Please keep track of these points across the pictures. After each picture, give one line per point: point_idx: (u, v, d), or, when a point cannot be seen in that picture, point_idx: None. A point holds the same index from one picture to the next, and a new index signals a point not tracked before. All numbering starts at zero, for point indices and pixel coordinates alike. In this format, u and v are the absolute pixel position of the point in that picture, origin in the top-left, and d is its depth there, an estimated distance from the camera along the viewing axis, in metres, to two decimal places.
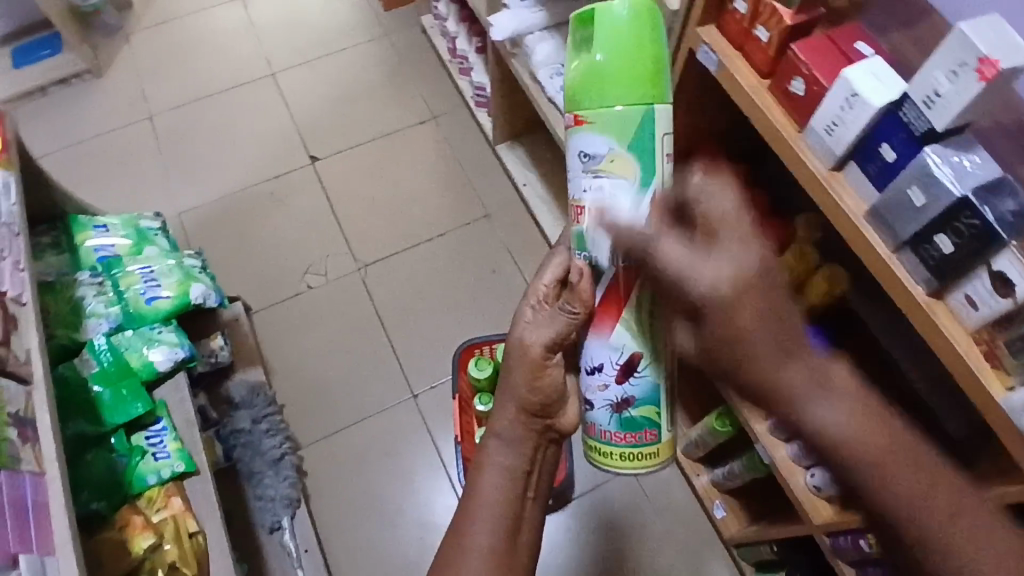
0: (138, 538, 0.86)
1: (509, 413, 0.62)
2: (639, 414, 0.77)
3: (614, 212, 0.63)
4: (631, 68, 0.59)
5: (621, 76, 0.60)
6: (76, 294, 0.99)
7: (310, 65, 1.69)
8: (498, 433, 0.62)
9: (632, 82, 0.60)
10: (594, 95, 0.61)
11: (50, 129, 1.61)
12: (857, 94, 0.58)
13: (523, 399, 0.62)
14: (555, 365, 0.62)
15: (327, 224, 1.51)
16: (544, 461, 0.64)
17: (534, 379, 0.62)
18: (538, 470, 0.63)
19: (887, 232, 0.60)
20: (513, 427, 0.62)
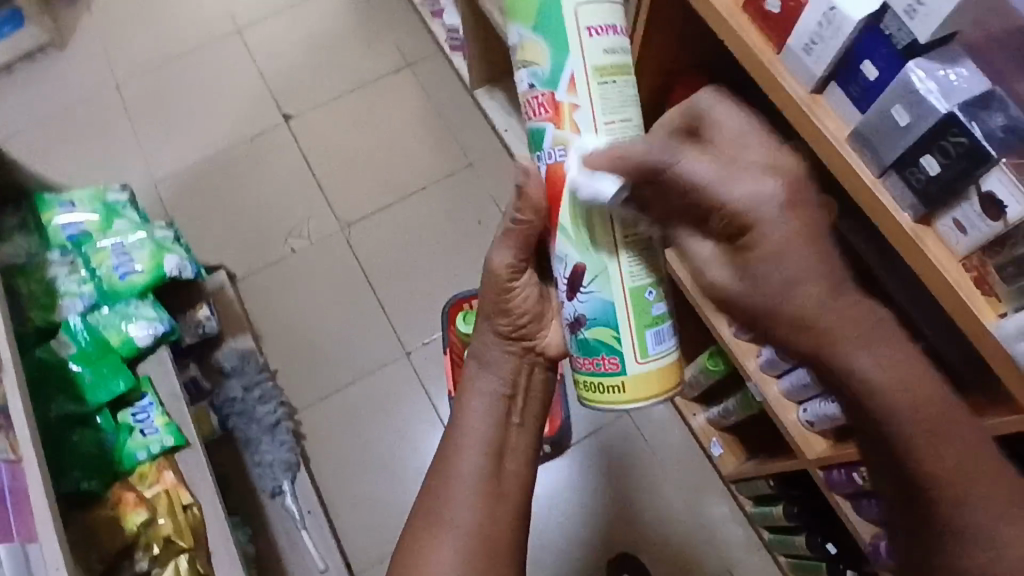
0: (131, 514, 0.86)
1: (486, 337, 0.69)
2: (591, 336, 0.61)
3: (544, 99, 0.58)
4: None
5: None
6: (48, 274, 0.97)
7: (276, 18, 1.62)
8: (482, 358, 0.68)
9: None
10: None
11: (13, 104, 1.56)
12: (836, 8, 0.53)
13: (494, 317, 0.67)
14: (524, 281, 0.65)
15: (306, 185, 1.47)
16: (532, 387, 0.69)
17: (501, 302, 0.66)
18: (522, 394, 0.68)
19: (870, 156, 0.57)
20: (494, 350, 0.68)
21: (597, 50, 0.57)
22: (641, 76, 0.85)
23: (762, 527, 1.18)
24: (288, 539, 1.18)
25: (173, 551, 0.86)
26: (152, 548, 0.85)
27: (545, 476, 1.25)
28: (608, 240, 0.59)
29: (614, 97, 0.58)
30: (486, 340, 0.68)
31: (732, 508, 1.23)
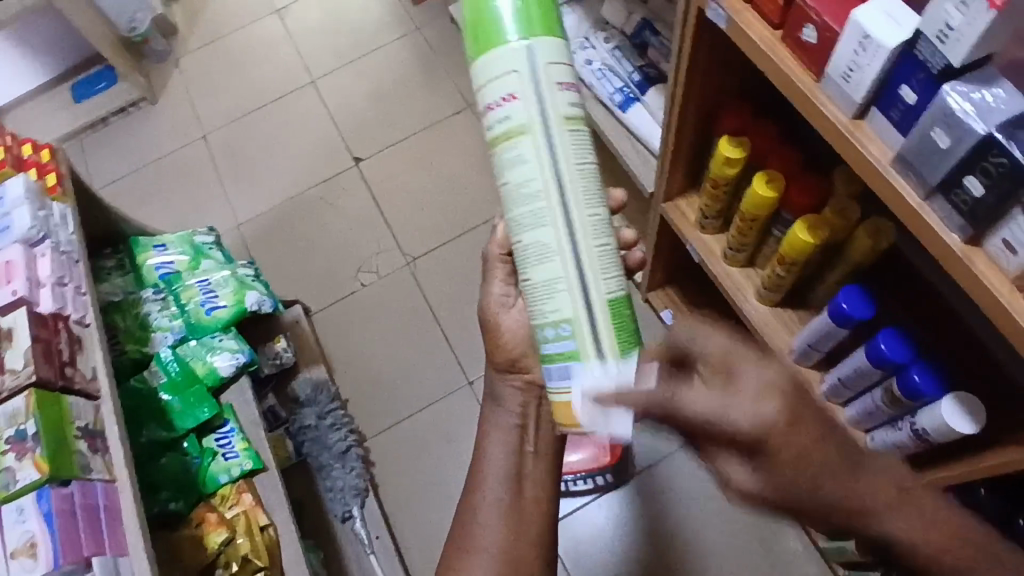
0: (212, 533, 0.92)
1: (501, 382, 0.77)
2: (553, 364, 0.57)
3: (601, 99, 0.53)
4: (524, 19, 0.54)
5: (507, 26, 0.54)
6: (142, 310, 1.05)
7: (347, 68, 1.73)
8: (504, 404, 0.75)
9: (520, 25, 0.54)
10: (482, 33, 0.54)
11: (115, 157, 1.72)
12: (870, 36, 0.55)
13: (494, 356, 0.76)
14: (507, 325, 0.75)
15: (374, 222, 1.55)
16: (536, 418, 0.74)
17: (496, 341, 0.76)
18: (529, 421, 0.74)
19: (914, 179, 0.56)
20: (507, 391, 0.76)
21: (493, 122, 0.55)
22: (688, 108, 0.87)
23: (836, 562, 1.14)
24: (358, 564, 1.21)
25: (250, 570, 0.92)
26: (231, 565, 0.91)
27: (609, 506, 1.25)
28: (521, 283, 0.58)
29: (503, 164, 0.56)
30: (494, 379, 0.76)
31: (803, 542, 1.19)
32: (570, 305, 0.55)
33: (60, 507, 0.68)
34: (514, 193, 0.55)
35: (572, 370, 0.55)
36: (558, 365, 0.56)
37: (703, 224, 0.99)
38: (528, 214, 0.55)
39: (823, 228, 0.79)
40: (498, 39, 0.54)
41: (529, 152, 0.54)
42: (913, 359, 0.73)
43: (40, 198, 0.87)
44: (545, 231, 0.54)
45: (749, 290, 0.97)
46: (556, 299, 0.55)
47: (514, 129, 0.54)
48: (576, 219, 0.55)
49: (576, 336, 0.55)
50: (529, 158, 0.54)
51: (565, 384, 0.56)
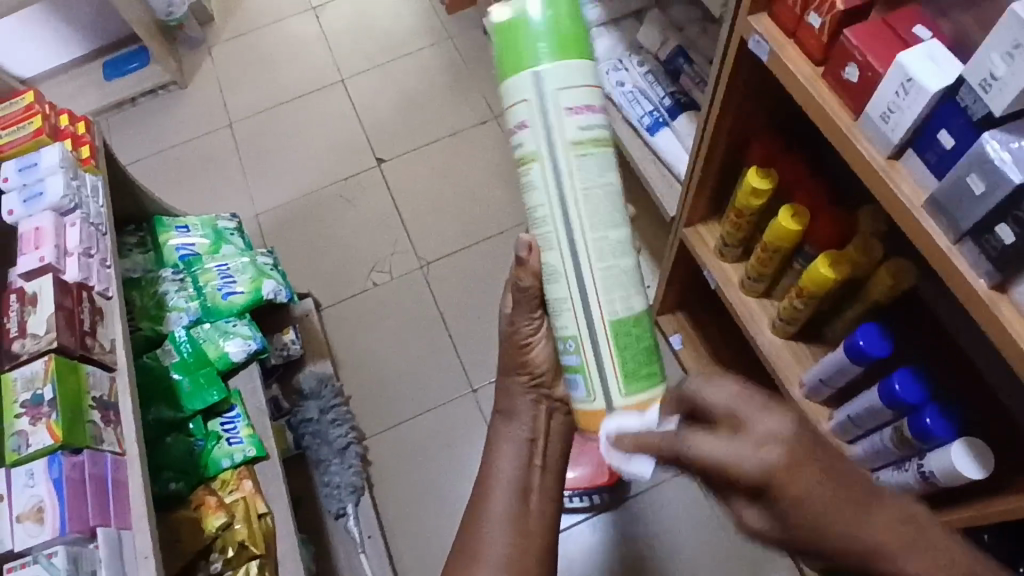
0: (211, 516, 0.92)
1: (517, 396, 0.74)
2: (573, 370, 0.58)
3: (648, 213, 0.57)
4: (556, 41, 0.51)
5: (541, 44, 0.51)
6: (160, 289, 1.06)
7: (376, 70, 1.75)
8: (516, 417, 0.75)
9: (551, 48, 0.51)
10: (512, 54, 0.52)
11: (140, 137, 1.73)
12: (913, 80, 0.56)
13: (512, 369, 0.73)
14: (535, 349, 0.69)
15: (391, 223, 1.56)
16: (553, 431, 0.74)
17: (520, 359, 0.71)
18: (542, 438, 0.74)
19: (945, 222, 0.58)
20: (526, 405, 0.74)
21: (575, 125, 0.52)
22: (720, 136, 0.88)
23: None
24: (347, 561, 1.21)
25: (245, 556, 0.91)
26: (227, 550, 0.91)
27: (603, 526, 1.25)
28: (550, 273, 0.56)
29: (586, 167, 0.53)
30: (511, 393, 0.74)
31: None
32: (575, 325, 0.55)
33: (70, 475, 0.67)
34: (572, 195, 0.53)
35: (578, 382, 0.56)
36: (567, 376, 0.57)
37: (723, 251, 1.00)
38: (579, 223, 0.53)
39: (844, 264, 0.80)
40: (523, 61, 0.52)
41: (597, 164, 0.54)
42: (926, 401, 0.74)
43: (73, 168, 0.88)
44: (593, 251, 0.54)
45: (763, 322, 0.97)
46: (566, 314, 0.55)
47: (601, 140, 0.54)
48: (606, 237, 0.54)
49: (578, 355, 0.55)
50: (600, 172, 0.54)
51: (574, 395, 0.57)
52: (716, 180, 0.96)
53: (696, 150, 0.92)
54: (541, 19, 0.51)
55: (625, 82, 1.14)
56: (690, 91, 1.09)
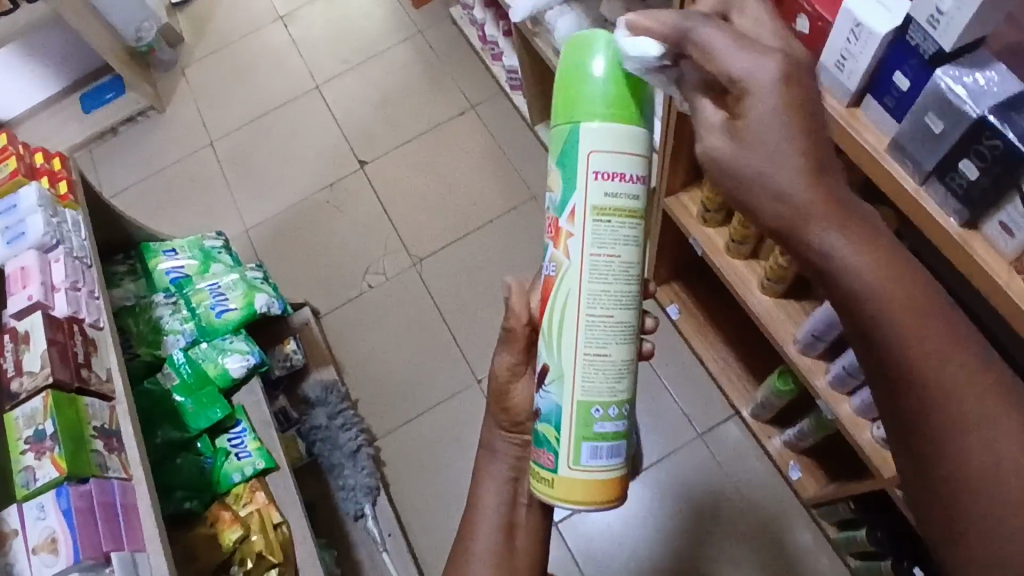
0: (228, 531, 0.93)
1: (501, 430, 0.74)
2: (541, 430, 0.56)
3: (551, 220, 0.54)
4: (610, 105, 0.50)
5: (590, 111, 0.50)
6: (154, 314, 1.07)
7: (350, 73, 1.75)
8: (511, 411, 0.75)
9: (597, 111, 0.50)
10: (568, 95, 0.51)
11: (124, 166, 1.74)
12: (861, 24, 0.56)
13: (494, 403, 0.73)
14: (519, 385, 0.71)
15: (380, 224, 1.56)
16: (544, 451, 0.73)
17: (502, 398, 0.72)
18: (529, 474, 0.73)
19: (911, 165, 0.57)
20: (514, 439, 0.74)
21: None
22: None
23: (847, 553, 1.14)
24: (370, 561, 1.23)
25: (265, 566, 0.93)
26: (246, 562, 0.93)
27: None
28: (579, 351, 0.53)
29: None
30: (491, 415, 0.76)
31: (814, 535, 1.19)
32: (615, 392, 0.54)
33: (78, 505, 0.69)
34: (610, 270, 0.53)
35: (601, 451, 0.54)
36: (595, 444, 0.54)
37: (707, 217, 1.00)
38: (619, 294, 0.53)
39: None
40: (575, 115, 0.51)
41: (636, 233, 0.53)
42: None
43: (52, 205, 0.89)
44: (616, 348, 0.54)
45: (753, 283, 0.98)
46: (608, 383, 0.54)
47: (631, 208, 0.53)
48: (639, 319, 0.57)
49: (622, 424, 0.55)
50: (634, 239, 0.53)
51: (602, 463, 0.54)
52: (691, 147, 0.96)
53: (666, 117, 0.91)
54: (603, 72, 0.50)
55: None
56: None
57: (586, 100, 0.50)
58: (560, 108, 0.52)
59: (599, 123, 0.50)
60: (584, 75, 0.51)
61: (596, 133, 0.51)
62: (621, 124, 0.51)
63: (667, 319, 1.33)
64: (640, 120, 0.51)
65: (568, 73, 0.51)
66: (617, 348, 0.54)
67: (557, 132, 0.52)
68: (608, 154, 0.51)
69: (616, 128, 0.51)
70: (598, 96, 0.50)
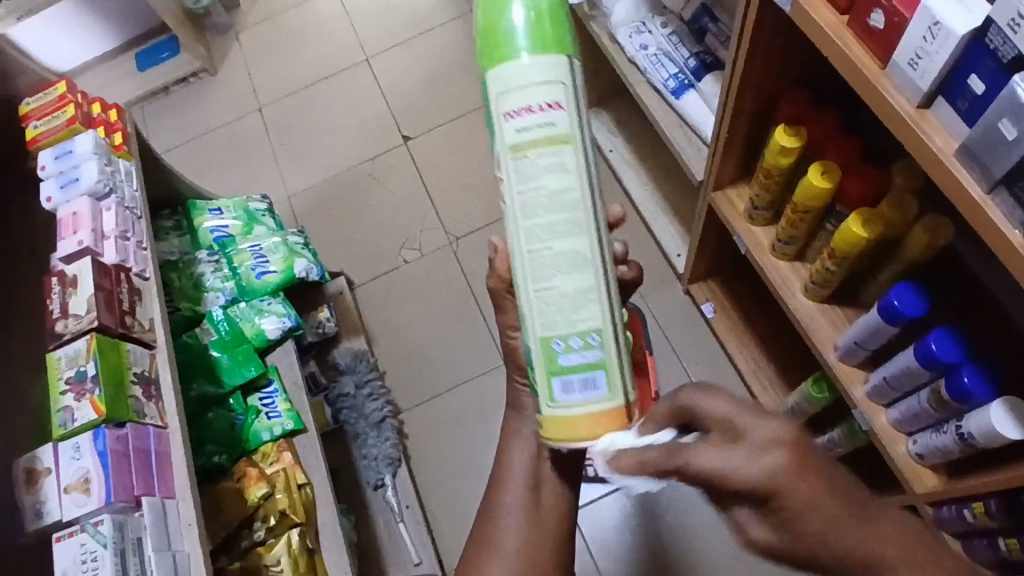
0: (253, 487, 0.95)
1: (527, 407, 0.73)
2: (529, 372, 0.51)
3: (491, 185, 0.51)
4: (538, 37, 0.46)
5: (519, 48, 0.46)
6: (196, 271, 1.09)
7: (399, 48, 1.75)
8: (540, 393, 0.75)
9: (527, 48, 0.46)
10: (493, 38, 0.46)
11: (175, 125, 1.77)
12: (940, 23, 0.54)
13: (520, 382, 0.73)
14: None
15: (420, 201, 1.57)
16: None
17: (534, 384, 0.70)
18: None
19: (979, 172, 0.55)
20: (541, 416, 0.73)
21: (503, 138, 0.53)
22: (747, 94, 0.86)
23: None
24: (387, 531, 1.24)
25: (286, 524, 0.94)
26: (269, 519, 0.94)
27: (636, 495, 1.25)
28: (528, 285, 0.48)
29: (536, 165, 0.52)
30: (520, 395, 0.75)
31: None
32: (598, 316, 0.47)
33: (113, 447, 0.70)
34: (541, 202, 0.47)
35: (593, 384, 0.47)
36: (564, 380, 0.47)
37: (753, 214, 0.99)
38: (561, 221, 0.47)
39: (876, 223, 0.78)
40: (503, 55, 0.46)
41: (574, 160, 0.46)
42: (963, 360, 0.72)
43: (107, 154, 0.91)
44: (575, 275, 0.47)
45: (795, 284, 0.96)
46: (576, 312, 0.47)
47: (556, 139, 0.46)
48: (611, 244, 0.49)
49: (604, 349, 0.47)
50: (572, 165, 0.46)
51: (593, 395, 0.47)
52: (744, 141, 0.94)
53: (722, 109, 0.89)
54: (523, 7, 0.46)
55: (648, 45, 1.12)
56: (716, 50, 1.06)
57: (502, 37, 0.46)
58: (485, 55, 0.47)
59: (525, 57, 0.46)
60: (501, 11, 0.46)
61: (520, 68, 0.46)
62: (555, 54, 0.46)
63: (702, 316, 1.32)
64: (567, 52, 0.46)
65: (485, 15, 0.46)
66: (575, 276, 0.47)
67: (484, 75, 0.47)
68: (519, 95, 0.46)
69: (551, 56, 0.46)
70: (514, 30, 0.46)
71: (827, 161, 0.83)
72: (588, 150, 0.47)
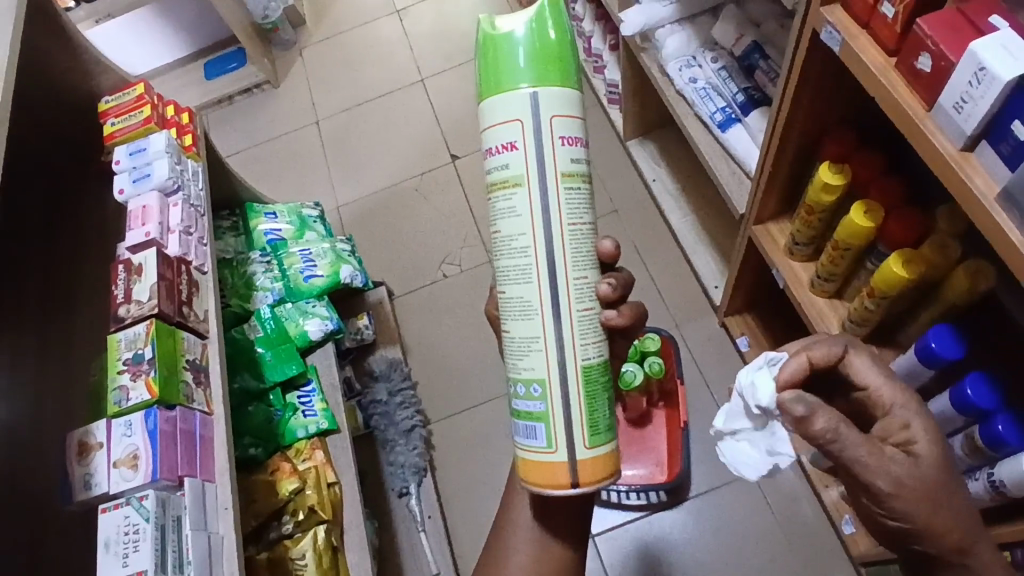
0: (285, 481, 0.98)
1: None
2: None
3: None
4: (537, 63, 0.50)
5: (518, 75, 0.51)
6: (249, 270, 1.14)
7: (454, 70, 1.81)
8: None
9: (528, 74, 0.51)
10: (496, 69, 0.51)
11: (236, 132, 1.85)
12: (985, 68, 0.55)
13: None
14: None
15: (463, 218, 1.61)
16: None
17: None
18: None
19: (1019, 217, 0.56)
20: None
21: None
22: (792, 130, 0.87)
23: None
24: (408, 539, 1.25)
25: (314, 520, 0.97)
26: (298, 513, 0.97)
27: (659, 525, 1.25)
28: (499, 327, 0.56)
29: None
30: None
31: None
32: (544, 366, 0.53)
33: (163, 428, 0.74)
34: (499, 245, 0.54)
35: (538, 431, 0.55)
36: (517, 422, 0.56)
37: (794, 249, 1.00)
38: (512, 268, 0.53)
39: (918, 264, 0.78)
40: (508, 83, 0.51)
41: (523, 207, 0.52)
42: (998, 407, 0.72)
43: (178, 153, 0.97)
44: (526, 322, 0.53)
45: (833, 322, 0.97)
46: (527, 358, 0.54)
47: (510, 181, 0.52)
48: (561, 295, 0.53)
49: (547, 398, 0.54)
50: (521, 213, 0.52)
51: (533, 444, 0.55)
52: (788, 177, 0.96)
53: (767, 144, 0.91)
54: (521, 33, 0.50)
55: (698, 78, 1.15)
56: (764, 87, 1.08)
57: (500, 61, 0.51)
58: (487, 84, 0.52)
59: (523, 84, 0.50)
60: (497, 40, 0.51)
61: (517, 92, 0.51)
62: (553, 78, 0.51)
63: (735, 350, 1.31)
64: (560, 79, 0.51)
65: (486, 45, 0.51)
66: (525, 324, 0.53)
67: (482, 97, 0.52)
68: (502, 127, 0.52)
69: (549, 81, 0.51)
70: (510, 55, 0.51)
71: (870, 200, 0.84)
72: (547, 194, 0.52)
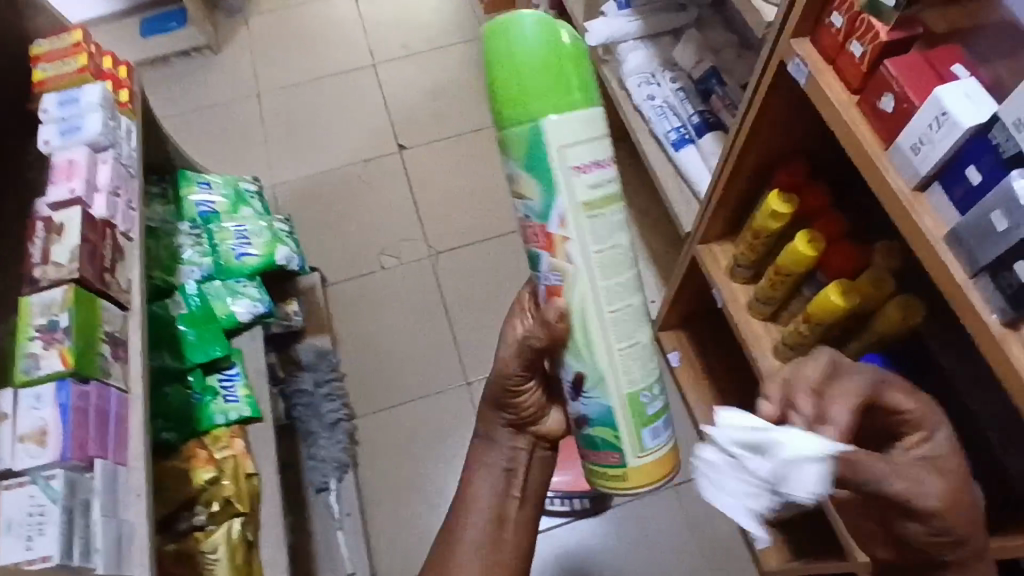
0: (200, 469, 0.92)
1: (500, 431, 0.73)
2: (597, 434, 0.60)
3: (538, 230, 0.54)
4: (554, 82, 0.49)
5: (540, 99, 0.50)
6: (176, 242, 1.06)
7: (408, 59, 1.77)
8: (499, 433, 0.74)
9: (551, 96, 0.50)
10: (513, 95, 0.50)
11: (169, 96, 1.74)
12: (947, 114, 0.58)
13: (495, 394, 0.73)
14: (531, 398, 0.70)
15: (406, 210, 1.57)
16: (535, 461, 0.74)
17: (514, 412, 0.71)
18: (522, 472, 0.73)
19: (965, 257, 0.59)
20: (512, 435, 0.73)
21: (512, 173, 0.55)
22: (748, 155, 0.90)
23: None
24: (324, 537, 1.20)
25: (229, 513, 0.91)
26: (212, 505, 0.91)
27: (581, 532, 1.26)
28: (605, 344, 0.56)
29: None
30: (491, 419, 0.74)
31: None
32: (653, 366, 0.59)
33: (76, 404, 0.68)
34: (612, 262, 0.54)
35: (661, 430, 0.60)
36: (652, 429, 0.59)
37: (736, 271, 1.02)
38: (624, 283, 0.56)
39: (854, 294, 0.82)
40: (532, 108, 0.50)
41: (621, 224, 0.55)
42: None
43: (111, 109, 0.89)
44: (640, 329, 0.57)
45: (766, 345, 0.99)
46: (645, 366, 0.58)
47: (610, 199, 0.53)
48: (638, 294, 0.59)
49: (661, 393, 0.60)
50: (622, 229, 0.55)
51: (659, 440, 0.60)
52: (738, 201, 0.98)
53: (722, 167, 0.94)
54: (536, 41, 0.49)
55: (656, 96, 1.17)
56: (720, 112, 1.11)
57: (521, 47, 0.49)
58: (506, 108, 0.50)
59: (522, 82, 0.49)
60: (553, 38, 0.49)
61: (514, 81, 0.49)
62: (577, 100, 0.50)
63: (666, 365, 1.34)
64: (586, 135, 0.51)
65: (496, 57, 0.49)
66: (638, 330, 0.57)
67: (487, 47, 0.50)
68: (564, 151, 0.51)
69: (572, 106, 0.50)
70: (548, 59, 0.49)
71: (814, 230, 0.88)
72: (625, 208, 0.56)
